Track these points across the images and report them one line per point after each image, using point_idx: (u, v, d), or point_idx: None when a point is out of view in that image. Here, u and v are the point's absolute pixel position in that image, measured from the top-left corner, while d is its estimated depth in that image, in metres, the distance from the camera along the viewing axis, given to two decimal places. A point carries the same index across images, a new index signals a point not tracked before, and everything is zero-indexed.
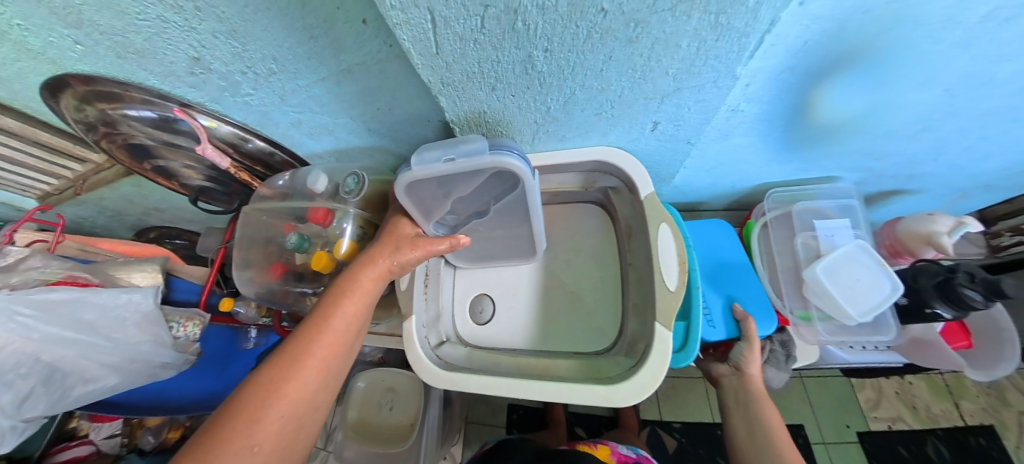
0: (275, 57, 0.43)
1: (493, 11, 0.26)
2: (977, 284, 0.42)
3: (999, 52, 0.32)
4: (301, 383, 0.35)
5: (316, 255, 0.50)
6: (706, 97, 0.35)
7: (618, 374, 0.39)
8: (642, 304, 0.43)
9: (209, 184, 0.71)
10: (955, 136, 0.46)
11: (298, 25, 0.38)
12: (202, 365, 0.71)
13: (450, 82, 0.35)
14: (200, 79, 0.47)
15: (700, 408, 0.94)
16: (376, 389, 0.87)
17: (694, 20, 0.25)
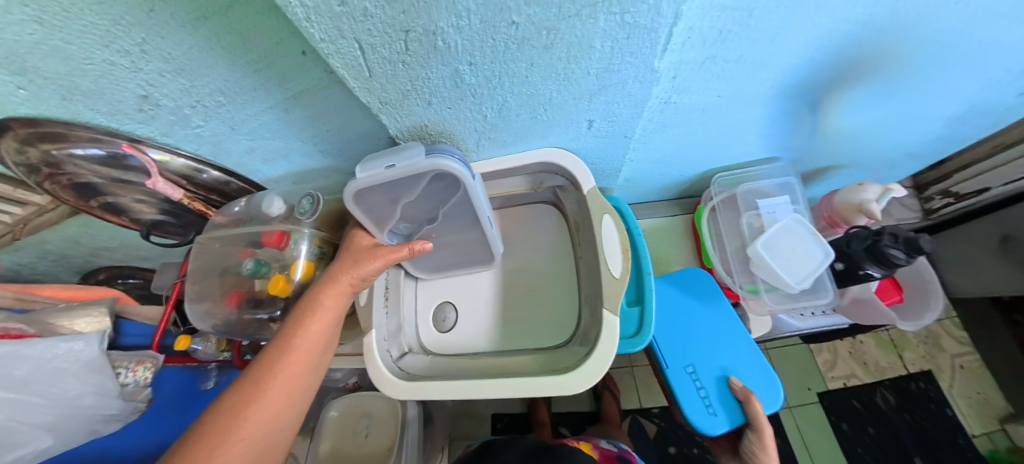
0: (223, 89, 0.44)
1: (414, 35, 0.28)
2: (900, 243, 0.46)
3: (894, 25, 0.35)
4: (264, 407, 0.34)
5: (272, 280, 0.49)
6: (631, 93, 0.39)
7: (572, 363, 0.40)
8: (593, 292, 0.45)
9: (162, 217, 0.69)
10: (859, 114, 0.52)
11: (241, 61, 0.40)
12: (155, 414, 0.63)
13: (388, 100, 0.37)
14: (150, 114, 0.47)
15: None
16: (350, 415, 0.83)
17: (601, 22, 0.28)
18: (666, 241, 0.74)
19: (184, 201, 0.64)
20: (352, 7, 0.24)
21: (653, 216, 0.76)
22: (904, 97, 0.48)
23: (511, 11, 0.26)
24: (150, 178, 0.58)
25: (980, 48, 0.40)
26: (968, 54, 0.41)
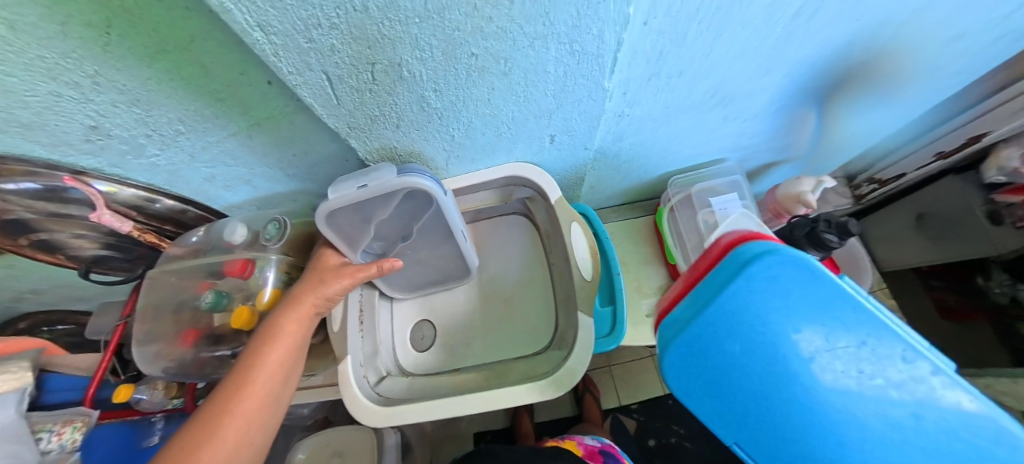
0: (181, 118, 0.42)
1: (380, 67, 0.30)
2: (833, 229, 0.52)
3: (808, 39, 0.40)
4: (219, 447, 0.32)
5: (235, 313, 0.46)
6: (586, 109, 0.42)
7: (548, 369, 0.43)
8: (566, 296, 0.48)
9: (106, 252, 0.64)
10: (785, 119, 0.59)
11: (204, 91, 0.40)
12: None
13: (356, 125, 0.38)
14: (98, 145, 0.44)
15: (652, 383, 0.97)
16: (320, 455, 0.76)
17: (552, 50, 0.31)
18: (637, 244, 0.78)
19: (134, 232, 0.59)
20: (318, 42, 0.26)
21: (619, 220, 0.81)
22: (828, 97, 0.55)
23: (468, 43, 0.29)
24: (94, 210, 0.53)
25: (910, 41, 0.45)
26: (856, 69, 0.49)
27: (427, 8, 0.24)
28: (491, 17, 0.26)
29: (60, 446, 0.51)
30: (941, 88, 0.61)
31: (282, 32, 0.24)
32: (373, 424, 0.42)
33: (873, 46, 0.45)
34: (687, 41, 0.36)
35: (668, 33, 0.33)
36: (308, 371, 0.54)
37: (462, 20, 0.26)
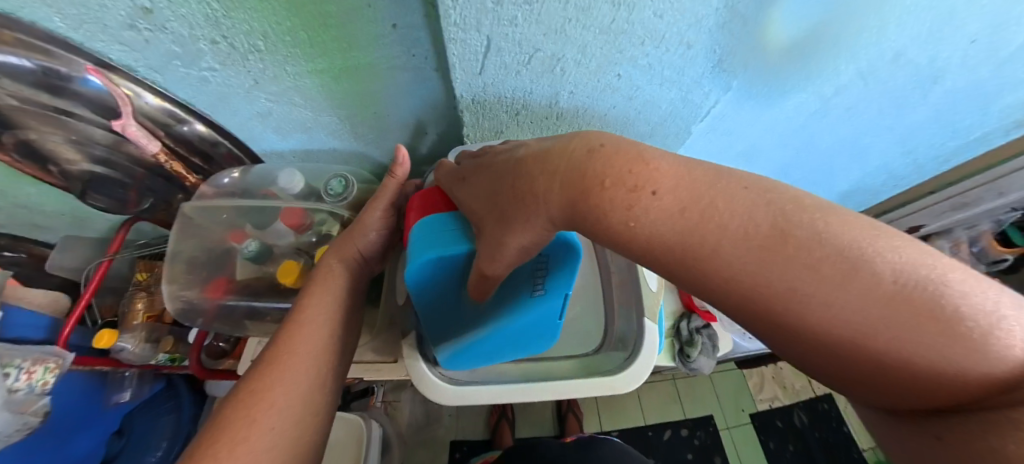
0: (265, 32, 0.36)
1: (539, 56, 0.33)
2: None
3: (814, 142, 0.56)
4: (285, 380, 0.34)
5: (284, 267, 0.45)
6: (669, 144, 0.49)
7: (609, 368, 0.48)
8: (626, 301, 0.50)
9: (102, 170, 0.50)
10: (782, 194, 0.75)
11: (313, 10, 0.34)
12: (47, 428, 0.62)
13: (481, 100, 0.38)
14: (144, 36, 0.36)
15: (632, 412, 1.21)
16: None
17: (671, 92, 0.39)
18: None
19: (160, 157, 0.51)
20: (504, 8, 0.27)
21: None
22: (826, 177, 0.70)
23: (620, 65, 0.34)
24: (116, 119, 0.44)
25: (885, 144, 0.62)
26: (839, 162, 0.64)
27: (611, 26, 0.29)
28: (648, 54, 0.33)
29: (29, 386, 0.52)
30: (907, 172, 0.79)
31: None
32: (443, 401, 0.45)
33: (859, 151, 0.61)
34: (740, 113, 0.45)
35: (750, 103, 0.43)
36: None
37: (627, 47, 0.32)
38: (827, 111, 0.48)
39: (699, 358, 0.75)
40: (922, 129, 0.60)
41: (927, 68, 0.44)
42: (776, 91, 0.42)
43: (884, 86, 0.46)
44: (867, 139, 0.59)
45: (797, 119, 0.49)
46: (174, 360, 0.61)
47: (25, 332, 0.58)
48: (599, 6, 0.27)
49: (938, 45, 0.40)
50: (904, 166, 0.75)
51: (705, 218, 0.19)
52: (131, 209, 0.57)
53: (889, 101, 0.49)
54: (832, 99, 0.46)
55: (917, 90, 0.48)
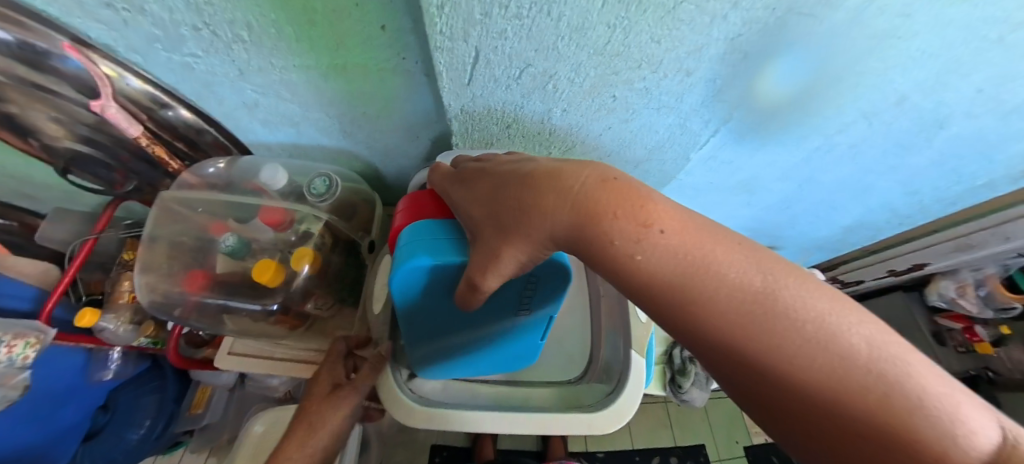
0: (249, 23, 0.34)
1: (530, 71, 0.31)
2: None
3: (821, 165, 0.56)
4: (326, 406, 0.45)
5: (260, 265, 0.43)
6: (665, 169, 0.48)
7: (594, 402, 0.45)
8: (614, 329, 0.50)
9: (86, 149, 0.51)
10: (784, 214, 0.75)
11: (298, 5, 0.32)
12: (37, 408, 0.67)
13: (469, 110, 0.36)
14: (122, 16, 0.35)
15: (622, 436, 1.19)
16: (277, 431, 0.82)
17: (669, 118, 0.37)
18: None
19: (141, 141, 0.50)
20: (492, 20, 0.26)
21: None
22: (829, 202, 0.71)
23: (616, 87, 0.33)
24: (97, 99, 0.43)
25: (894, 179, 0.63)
26: (843, 188, 0.66)
27: (605, 48, 0.28)
28: (644, 77, 0.32)
29: (8, 359, 0.54)
30: (916, 210, 0.77)
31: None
32: (412, 424, 0.41)
33: (870, 175, 0.62)
34: (738, 143, 0.46)
35: (736, 133, 0.43)
36: (316, 348, 0.53)
37: (623, 69, 0.31)
38: (829, 147, 0.50)
39: (692, 390, 0.76)
40: (925, 174, 0.62)
41: (930, 115, 0.45)
42: (768, 124, 0.43)
43: (886, 128, 0.47)
44: (874, 178, 0.62)
45: (797, 155, 0.52)
46: (157, 343, 0.64)
47: (13, 303, 0.60)
48: (593, 28, 0.26)
49: (941, 93, 0.40)
50: (909, 206, 0.75)
51: (706, 264, 0.19)
52: (119, 189, 0.59)
53: (893, 145, 0.51)
54: (834, 135, 0.47)
55: (922, 135, 0.49)
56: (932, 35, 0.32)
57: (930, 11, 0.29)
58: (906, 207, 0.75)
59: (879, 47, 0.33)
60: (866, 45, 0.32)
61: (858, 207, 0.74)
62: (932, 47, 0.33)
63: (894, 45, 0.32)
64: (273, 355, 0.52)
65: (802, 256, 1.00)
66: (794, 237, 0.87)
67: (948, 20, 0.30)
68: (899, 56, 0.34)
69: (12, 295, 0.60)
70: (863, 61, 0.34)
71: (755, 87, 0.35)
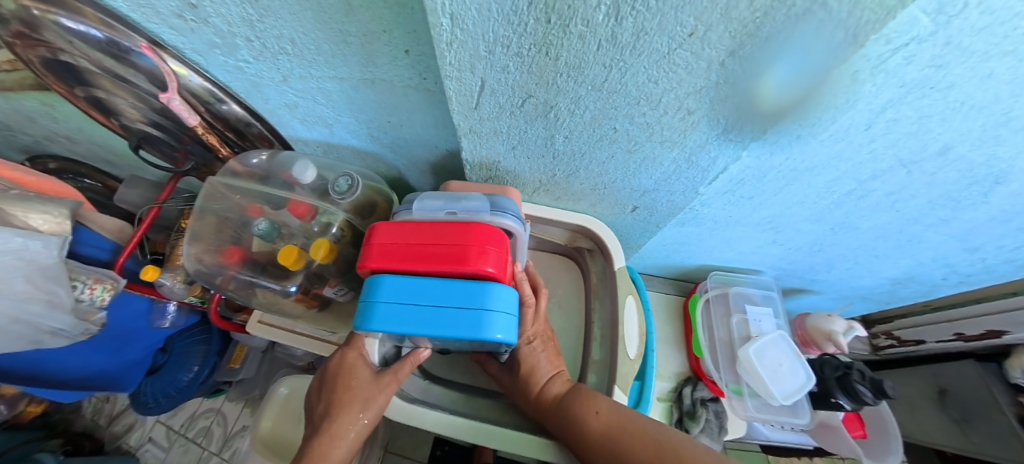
0: (293, 39, 0.38)
1: (533, 101, 0.32)
2: (867, 382, 0.64)
3: (857, 211, 0.53)
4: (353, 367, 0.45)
5: (285, 250, 0.48)
6: (674, 199, 0.47)
7: None
8: (602, 361, 0.54)
9: (155, 131, 0.60)
10: (819, 258, 0.70)
11: (333, 26, 0.35)
12: (110, 342, 0.80)
13: (477, 131, 0.38)
14: (189, 25, 0.41)
15: None
16: (298, 396, 0.92)
17: (674, 152, 0.37)
18: (661, 316, 0.85)
19: (198, 128, 0.57)
20: (495, 57, 0.27)
21: (650, 290, 0.88)
22: (871, 250, 0.65)
23: (616, 120, 0.33)
24: (165, 91, 0.49)
25: (949, 234, 0.57)
26: (889, 238, 0.60)
27: (604, 84, 0.29)
28: (644, 113, 0.32)
29: (91, 299, 0.67)
30: (979, 271, 0.69)
31: (470, 33, 0.25)
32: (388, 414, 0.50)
33: (919, 228, 0.56)
34: (764, 181, 0.46)
35: (757, 168, 0.43)
36: (328, 328, 0.58)
37: (623, 105, 0.31)
38: (864, 192, 0.48)
39: (701, 437, 0.70)
40: (989, 232, 0.55)
41: (982, 169, 0.41)
42: (797, 163, 0.42)
43: (930, 178, 0.43)
44: (920, 230, 0.57)
45: (828, 198, 0.51)
46: (202, 302, 0.77)
47: (93, 252, 0.71)
48: (590, 66, 0.27)
49: (994, 147, 0.37)
50: (970, 265, 0.67)
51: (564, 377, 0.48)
52: (180, 166, 0.69)
53: (941, 197, 0.47)
54: (868, 181, 0.45)
55: (974, 189, 0.45)
56: (972, 86, 0.30)
57: (965, 64, 0.27)
58: (965, 266, 0.67)
59: (912, 96, 0.31)
60: (897, 93, 0.31)
61: (907, 258, 0.67)
62: (974, 99, 0.31)
63: (926, 95, 0.31)
64: (294, 328, 0.59)
65: (842, 304, 0.92)
66: (831, 283, 0.81)
67: (988, 73, 0.28)
68: (937, 106, 0.32)
69: (94, 246, 0.71)
70: (892, 111, 0.33)
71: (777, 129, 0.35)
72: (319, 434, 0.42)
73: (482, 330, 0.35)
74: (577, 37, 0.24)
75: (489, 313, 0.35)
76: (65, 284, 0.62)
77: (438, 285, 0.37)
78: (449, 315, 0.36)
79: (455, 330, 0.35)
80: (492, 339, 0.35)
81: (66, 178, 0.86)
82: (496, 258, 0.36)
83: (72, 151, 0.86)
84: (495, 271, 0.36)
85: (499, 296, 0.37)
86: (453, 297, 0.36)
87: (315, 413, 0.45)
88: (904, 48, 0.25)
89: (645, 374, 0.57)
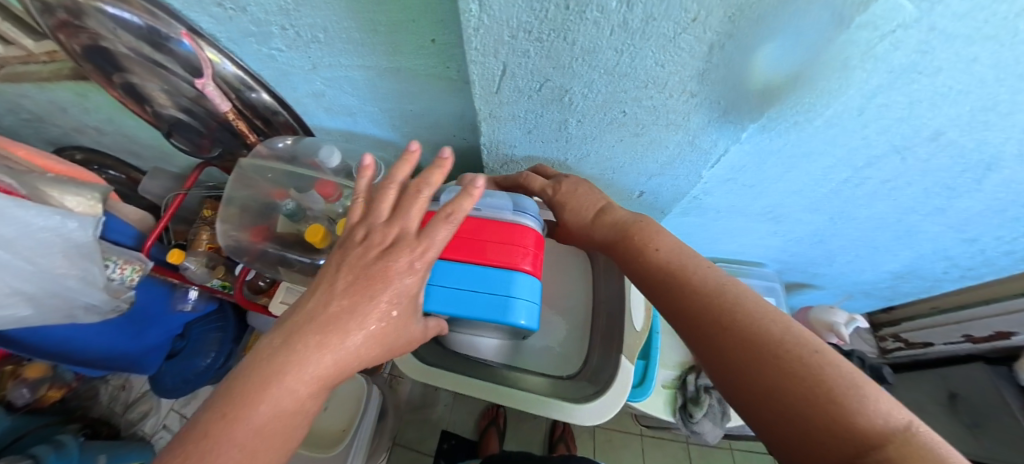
0: (326, 29, 0.42)
1: (549, 85, 0.35)
2: (868, 368, 0.66)
3: (852, 199, 0.55)
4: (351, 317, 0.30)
5: (311, 228, 0.52)
6: (677, 183, 0.50)
7: (579, 396, 0.53)
8: (609, 339, 0.57)
9: (186, 119, 0.64)
10: (819, 249, 0.72)
11: (364, 18, 0.39)
12: (131, 324, 0.83)
13: (495, 115, 0.42)
14: (228, 15, 0.44)
15: None
16: None
17: (679, 134, 0.40)
18: None
19: (228, 115, 0.60)
20: (518, 42, 0.30)
21: None
22: (869, 241, 0.67)
23: (625, 103, 0.36)
24: (199, 78, 0.52)
25: (944, 224, 0.59)
26: (885, 228, 0.63)
27: (615, 68, 0.32)
28: (651, 96, 0.35)
29: (120, 278, 0.71)
30: (977, 264, 0.71)
31: (496, 20, 0.28)
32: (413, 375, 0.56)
33: (914, 217, 0.58)
34: (765, 168, 0.49)
35: (757, 154, 0.46)
36: None
37: (632, 89, 0.34)
38: (860, 179, 0.51)
39: (704, 422, 0.71)
40: (984, 220, 0.57)
41: (973, 155, 0.43)
42: (797, 149, 0.45)
43: (924, 165, 0.46)
44: (917, 219, 0.59)
45: (826, 185, 0.53)
46: (224, 285, 0.80)
47: (121, 238, 0.75)
48: (603, 50, 0.30)
49: (982, 133, 0.39)
50: (968, 256, 0.69)
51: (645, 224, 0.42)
52: (204, 152, 0.73)
53: (934, 184, 0.49)
54: (865, 168, 0.48)
55: (967, 175, 0.47)
56: (959, 70, 0.32)
57: (951, 49, 0.29)
58: (964, 257, 0.69)
59: (901, 81, 0.33)
60: (887, 78, 0.33)
61: (906, 250, 0.69)
62: (960, 84, 0.33)
63: (916, 80, 0.33)
64: None
65: (844, 299, 0.94)
66: (832, 276, 0.83)
67: (975, 57, 0.30)
68: (925, 90, 0.34)
69: (121, 232, 0.74)
70: (884, 96, 0.35)
71: (778, 113, 0.37)
72: (253, 401, 0.27)
73: (507, 315, 0.40)
74: (592, 22, 0.27)
75: (511, 299, 0.40)
76: (97, 263, 0.66)
77: (468, 272, 0.41)
78: (477, 298, 0.40)
79: (483, 312, 0.40)
80: (514, 324, 0.40)
81: (91, 169, 0.89)
82: (531, 258, 0.41)
83: (100, 143, 0.90)
84: (521, 263, 0.41)
85: (523, 288, 0.40)
86: (482, 283, 0.41)
87: (258, 362, 0.28)
88: (891, 35, 0.27)
89: (649, 354, 0.60)
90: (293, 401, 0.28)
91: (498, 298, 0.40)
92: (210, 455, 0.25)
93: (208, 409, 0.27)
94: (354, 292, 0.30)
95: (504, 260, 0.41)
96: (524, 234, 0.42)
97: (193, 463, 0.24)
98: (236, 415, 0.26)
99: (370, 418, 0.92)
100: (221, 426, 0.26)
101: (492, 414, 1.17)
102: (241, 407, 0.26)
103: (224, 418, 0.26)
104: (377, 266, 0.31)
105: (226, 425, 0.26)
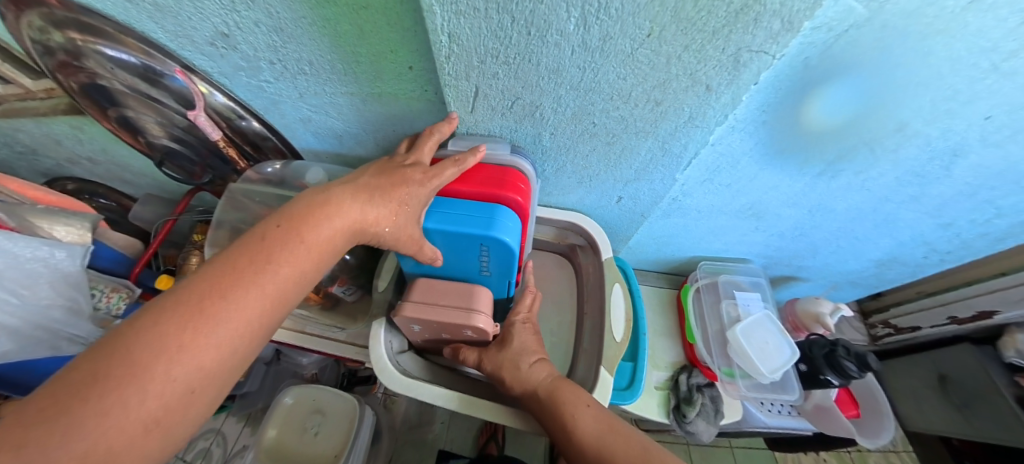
0: (313, 61, 0.44)
1: (521, 102, 0.38)
2: (853, 358, 0.66)
3: (820, 193, 0.59)
4: (315, 229, 0.35)
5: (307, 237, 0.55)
6: (652, 187, 0.52)
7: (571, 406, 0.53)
8: (590, 348, 0.59)
9: (176, 148, 0.65)
10: (799, 243, 0.75)
11: (349, 49, 0.41)
12: None
13: (473, 131, 0.45)
14: (219, 51, 0.46)
15: None
16: (303, 407, 0.94)
17: (647, 142, 0.43)
18: (655, 308, 0.88)
19: (219, 142, 0.61)
20: (486, 66, 0.33)
21: (643, 284, 0.91)
22: (844, 233, 0.71)
23: (595, 115, 0.39)
24: (191, 110, 0.54)
25: (909, 213, 0.63)
26: (857, 219, 0.66)
27: (581, 84, 0.34)
28: (618, 107, 0.37)
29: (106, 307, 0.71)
30: (949, 248, 0.75)
31: (464, 47, 0.31)
32: (394, 388, 0.53)
33: (884, 206, 0.62)
34: (738, 167, 0.51)
35: (728, 156, 0.49)
36: (337, 325, 0.64)
37: (599, 101, 0.37)
38: (833, 172, 0.53)
39: (697, 421, 0.70)
40: (954, 204, 0.60)
41: (940, 142, 0.46)
42: (768, 149, 0.47)
43: (894, 155, 0.49)
44: (892, 208, 0.62)
45: (799, 182, 0.56)
46: None
47: (109, 265, 0.75)
48: (568, 69, 0.33)
49: (946, 121, 0.43)
50: (947, 241, 0.72)
51: None
52: (196, 180, 0.74)
53: (905, 172, 0.53)
54: (835, 161, 0.51)
55: (935, 163, 0.50)
56: (915, 64, 0.35)
57: (905, 43, 0.33)
58: (937, 242, 0.73)
59: (858, 76, 0.37)
60: (832, 74, 0.36)
61: (886, 237, 0.72)
62: (920, 75, 0.36)
63: (869, 74, 0.37)
64: (303, 328, 0.64)
65: (831, 290, 0.97)
66: (817, 268, 0.85)
67: (929, 51, 0.34)
68: (878, 84, 0.38)
69: (109, 259, 0.75)
70: (835, 93, 0.39)
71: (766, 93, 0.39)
72: (258, 263, 0.32)
73: (495, 231, 0.41)
74: (554, 44, 0.30)
75: (501, 220, 0.42)
76: (84, 291, 0.65)
77: (467, 199, 0.43)
78: (471, 218, 0.42)
79: (474, 228, 0.41)
80: (501, 240, 0.41)
81: (83, 199, 0.88)
82: (521, 187, 0.44)
83: (91, 173, 0.90)
84: (516, 195, 0.43)
85: (509, 213, 0.43)
86: (477, 208, 0.42)
87: (260, 234, 0.34)
88: (845, 33, 0.32)
89: (637, 356, 0.62)
90: (293, 273, 0.34)
91: (490, 217, 0.41)
92: (220, 302, 0.30)
93: (210, 267, 0.31)
94: (365, 195, 0.38)
95: (497, 187, 0.43)
96: (518, 173, 0.45)
97: (199, 304, 0.29)
98: (240, 274, 0.31)
99: (364, 440, 0.91)
100: (225, 282, 0.30)
101: (491, 429, 1.15)
102: (245, 267, 0.31)
103: (233, 273, 0.31)
104: (393, 175, 0.40)
105: (233, 282, 0.31)
